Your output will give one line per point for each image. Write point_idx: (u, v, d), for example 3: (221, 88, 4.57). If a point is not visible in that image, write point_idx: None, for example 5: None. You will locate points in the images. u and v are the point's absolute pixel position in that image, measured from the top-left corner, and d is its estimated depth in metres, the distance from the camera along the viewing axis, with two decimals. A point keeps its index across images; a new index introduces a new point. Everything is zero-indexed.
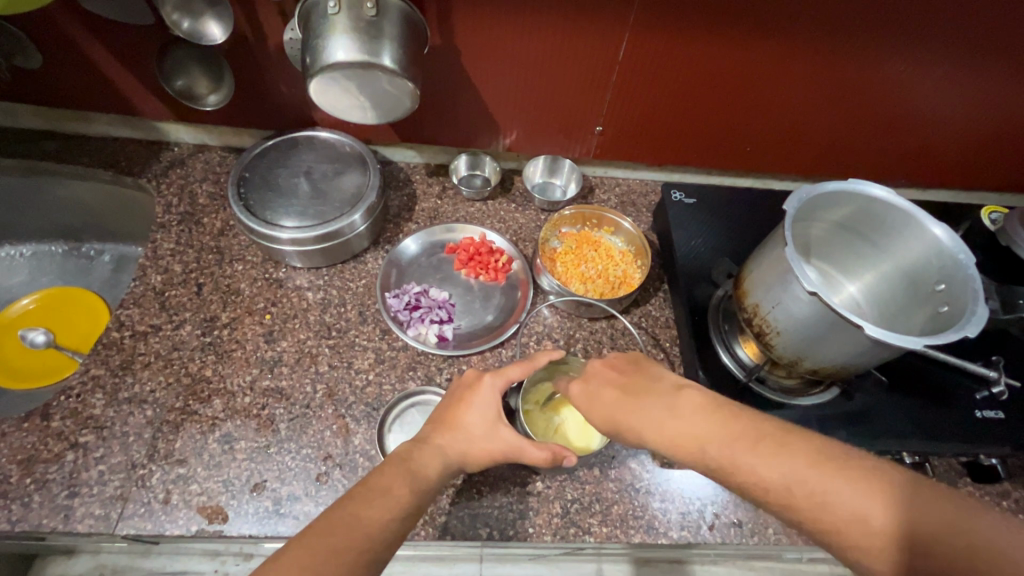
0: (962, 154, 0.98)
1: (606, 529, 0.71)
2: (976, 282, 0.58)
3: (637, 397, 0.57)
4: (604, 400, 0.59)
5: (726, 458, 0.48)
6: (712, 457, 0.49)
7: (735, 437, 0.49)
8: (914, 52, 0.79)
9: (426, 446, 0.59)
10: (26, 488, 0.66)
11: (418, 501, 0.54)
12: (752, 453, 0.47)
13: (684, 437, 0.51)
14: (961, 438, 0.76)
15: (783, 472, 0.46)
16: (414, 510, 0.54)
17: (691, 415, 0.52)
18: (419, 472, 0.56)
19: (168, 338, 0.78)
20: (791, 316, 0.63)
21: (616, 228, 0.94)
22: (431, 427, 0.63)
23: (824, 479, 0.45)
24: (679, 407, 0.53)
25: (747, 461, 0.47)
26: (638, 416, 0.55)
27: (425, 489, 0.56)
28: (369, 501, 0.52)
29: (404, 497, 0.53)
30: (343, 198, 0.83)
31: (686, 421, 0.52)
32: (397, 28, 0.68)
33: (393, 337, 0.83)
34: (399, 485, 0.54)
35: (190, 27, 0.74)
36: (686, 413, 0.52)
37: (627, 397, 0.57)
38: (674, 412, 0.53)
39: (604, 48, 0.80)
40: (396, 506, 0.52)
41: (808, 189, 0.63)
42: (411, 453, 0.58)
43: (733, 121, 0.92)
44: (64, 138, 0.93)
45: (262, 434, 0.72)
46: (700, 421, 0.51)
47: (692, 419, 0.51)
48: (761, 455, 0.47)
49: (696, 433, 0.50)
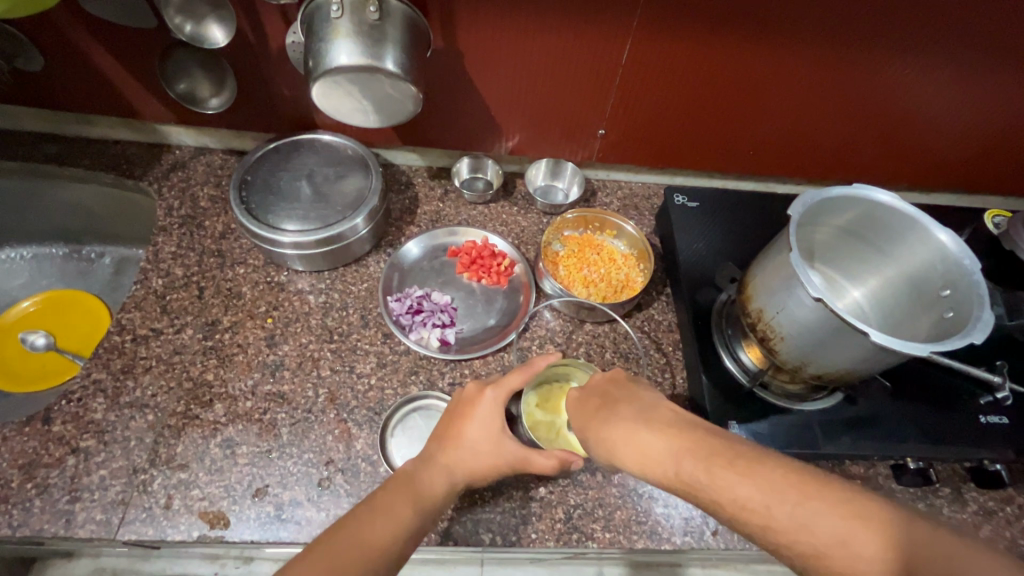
0: (966, 158, 0.98)
1: (609, 534, 0.70)
2: (982, 288, 0.58)
3: (605, 412, 0.57)
4: (586, 412, 0.60)
5: (680, 479, 0.47)
6: (666, 475, 0.48)
7: (687, 455, 0.47)
8: (917, 55, 0.78)
9: (431, 465, 0.60)
10: (27, 493, 0.66)
11: (423, 521, 0.55)
12: (723, 482, 0.44)
13: (639, 457, 0.50)
14: (965, 444, 0.76)
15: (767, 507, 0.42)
16: (417, 530, 0.54)
17: (647, 432, 0.51)
18: (424, 489, 0.57)
19: (170, 342, 0.78)
20: (795, 321, 0.62)
21: (618, 232, 0.94)
22: (436, 443, 0.63)
23: (809, 514, 0.41)
24: (638, 423, 0.53)
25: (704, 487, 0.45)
26: (604, 433, 0.55)
27: (430, 508, 0.56)
28: (373, 521, 0.52)
29: (408, 519, 0.54)
30: (345, 201, 0.83)
31: (641, 439, 0.51)
32: (400, 32, 0.68)
33: (395, 341, 0.82)
34: (402, 503, 0.54)
35: (193, 31, 0.75)
36: (644, 430, 0.52)
37: (597, 412, 0.58)
38: (631, 429, 0.53)
39: (608, 52, 0.79)
40: (400, 524, 0.53)
41: (814, 194, 0.63)
42: (418, 472, 0.58)
43: (736, 124, 0.92)
44: (65, 141, 0.93)
45: (265, 438, 0.72)
46: (650, 439, 0.50)
47: (648, 437, 0.51)
48: (729, 484, 0.44)
49: (649, 451, 0.50)
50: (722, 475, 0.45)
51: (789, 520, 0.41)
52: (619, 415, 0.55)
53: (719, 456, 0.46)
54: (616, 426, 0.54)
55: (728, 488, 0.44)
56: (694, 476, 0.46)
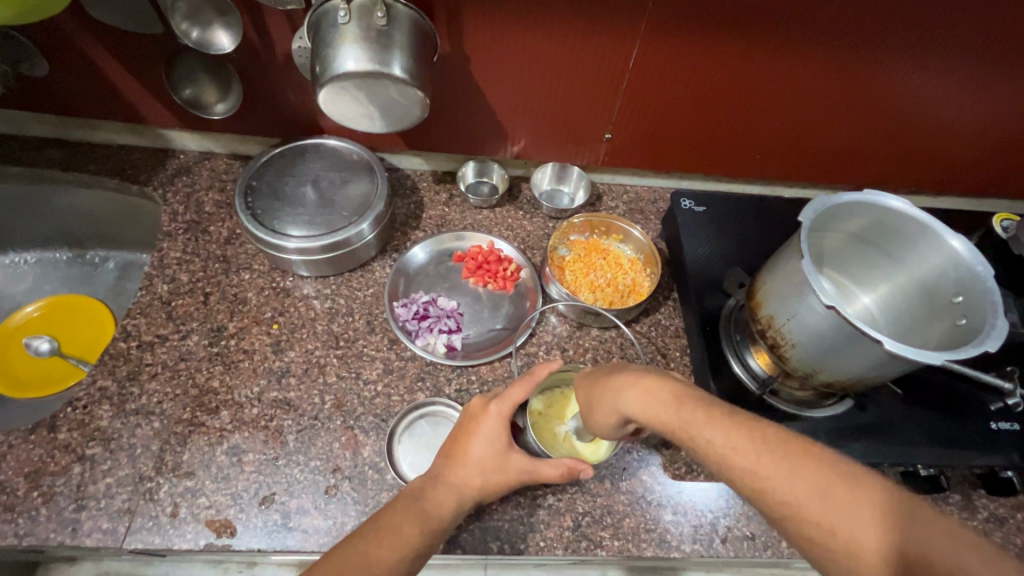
0: (975, 162, 0.97)
1: (617, 542, 0.70)
2: (996, 294, 0.57)
3: (609, 374, 0.60)
4: (592, 380, 0.62)
5: (680, 423, 0.49)
6: (668, 423, 0.50)
7: (688, 401, 0.50)
8: (926, 57, 0.78)
9: (440, 484, 0.60)
10: (34, 501, 0.66)
11: (430, 541, 0.56)
12: (722, 431, 0.47)
13: (642, 402, 0.53)
14: (977, 451, 0.75)
15: (764, 469, 0.44)
16: (423, 553, 0.56)
17: (650, 380, 0.54)
18: (431, 511, 0.58)
19: (175, 349, 0.78)
20: (806, 328, 0.62)
21: (625, 236, 0.93)
22: (443, 460, 0.63)
23: (791, 473, 0.43)
24: (642, 374, 0.56)
25: (705, 430, 0.47)
26: (610, 389, 0.57)
27: (438, 529, 0.57)
28: (380, 541, 0.54)
29: (415, 537, 0.55)
30: (351, 206, 0.83)
31: (645, 385, 0.54)
32: (407, 37, 0.68)
33: (402, 347, 0.82)
34: (410, 525, 0.56)
35: (200, 37, 0.74)
36: (648, 378, 0.55)
37: (601, 377, 0.61)
38: (636, 378, 0.55)
39: (615, 56, 0.79)
40: (406, 545, 0.54)
41: (825, 200, 0.63)
42: (425, 492, 0.60)
43: (743, 129, 0.91)
44: (70, 146, 0.92)
45: (271, 445, 0.72)
46: (655, 383, 0.53)
47: (650, 384, 0.54)
48: (728, 432, 0.46)
49: (652, 397, 0.53)
50: (721, 420, 0.47)
51: (784, 487, 0.43)
52: (624, 372, 0.58)
53: (720, 406, 0.49)
54: (620, 380, 0.57)
55: (728, 437, 0.46)
56: (696, 417, 0.49)
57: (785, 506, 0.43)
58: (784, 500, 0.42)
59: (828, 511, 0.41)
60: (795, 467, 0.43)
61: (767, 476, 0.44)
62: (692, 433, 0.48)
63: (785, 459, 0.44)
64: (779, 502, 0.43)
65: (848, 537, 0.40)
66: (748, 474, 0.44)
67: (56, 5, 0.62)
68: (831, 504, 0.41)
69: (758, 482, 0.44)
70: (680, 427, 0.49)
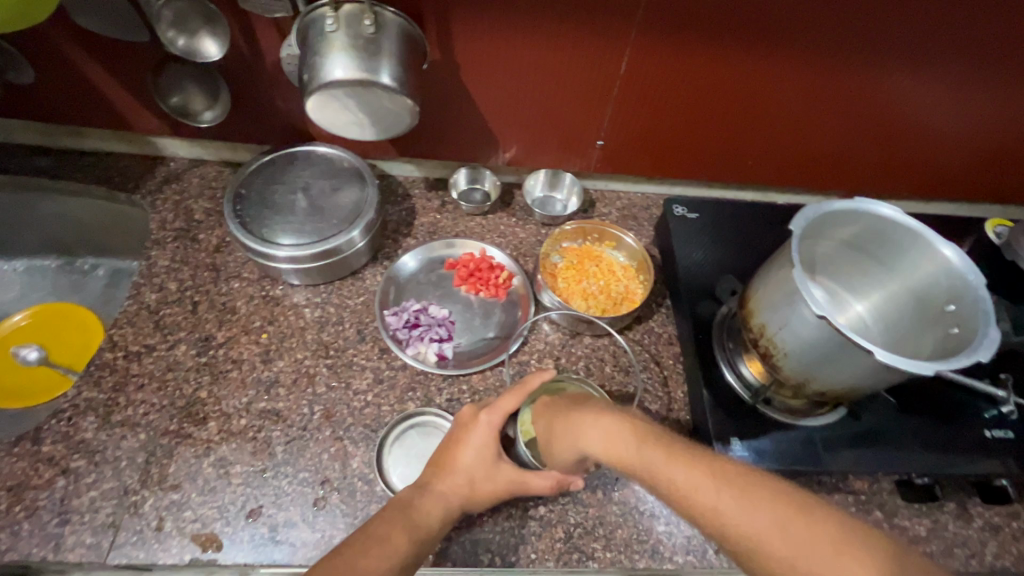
0: (968, 167, 0.97)
1: (610, 553, 0.69)
2: (988, 303, 0.57)
3: (571, 409, 0.61)
4: (555, 414, 0.64)
5: (639, 462, 0.49)
6: (630, 461, 0.51)
7: (650, 439, 0.51)
8: (917, 62, 0.78)
9: (427, 494, 0.60)
10: (16, 516, 0.65)
11: (416, 553, 0.56)
12: (682, 467, 0.47)
13: (603, 442, 0.53)
14: (972, 460, 0.75)
15: (722, 504, 0.43)
16: (411, 562, 0.55)
17: (611, 418, 0.55)
18: (418, 520, 0.57)
19: (162, 359, 0.77)
20: (798, 337, 0.61)
21: (618, 243, 0.93)
22: (431, 470, 0.63)
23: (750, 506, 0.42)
24: (603, 411, 0.57)
25: (666, 467, 0.47)
26: (571, 426, 0.58)
27: (425, 538, 0.57)
28: (367, 549, 0.53)
29: (403, 547, 0.54)
30: (341, 214, 0.82)
31: (607, 422, 0.55)
32: (396, 44, 0.67)
33: (392, 356, 0.81)
34: (397, 533, 0.55)
35: (186, 44, 0.73)
36: (611, 415, 0.55)
37: (564, 412, 0.62)
38: (596, 415, 0.56)
39: (606, 62, 0.79)
40: (394, 555, 0.53)
41: (816, 208, 0.62)
42: (413, 501, 0.59)
43: (735, 135, 0.91)
44: (57, 153, 0.92)
45: (259, 457, 0.71)
46: (617, 422, 0.54)
47: (611, 422, 0.54)
48: (687, 469, 0.46)
49: (615, 436, 0.53)
50: (682, 458, 0.48)
51: (744, 522, 0.42)
52: (586, 408, 0.59)
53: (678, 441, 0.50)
54: (582, 415, 0.58)
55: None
56: (657, 456, 0.49)
57: (749, 541, 0.41)
58: (748, 535, 0.41)
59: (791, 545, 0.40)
60: (756, 499, 0.43)
61: (727, 512, 0.43)
62: (652, 469, 0.48)
63: (741, 492, 0.43)
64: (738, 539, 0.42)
65: (814, 575, 0.39)
66: (710, 511, 0.44)
67: (41, 13, 0.62)
68: (794, 537, 0.40)
69: (718, 518, 0.43)
70: (641, 465, 0.49)
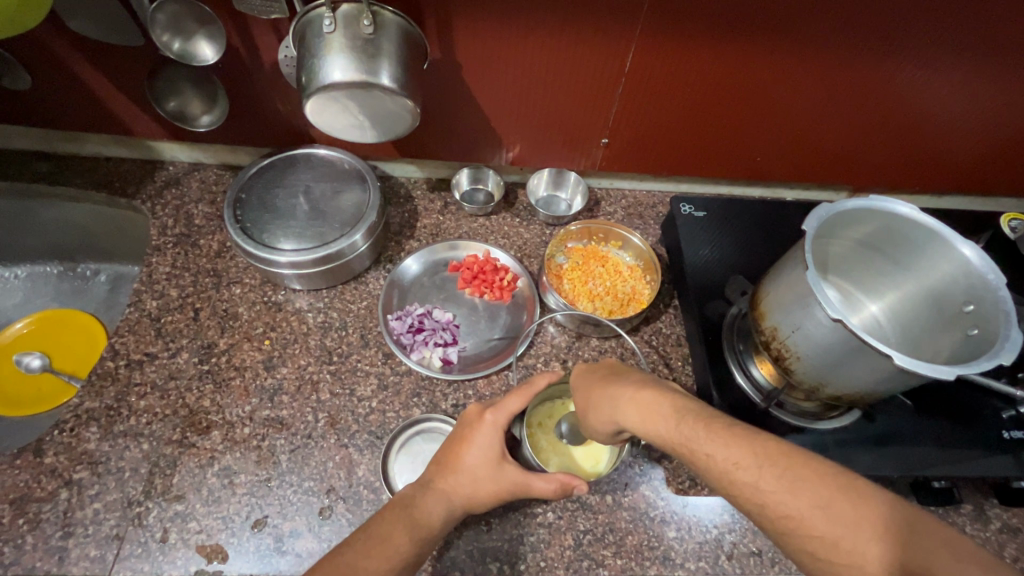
0: (982, 160, 0.95)
1: (620, 561, 0.68)
2: (1009, 305, 0.55)
3: (606, 381, 0.59)
4: (587, 383, 0.62)
5: (679, 438, 0.48)
6: (667, 436, 0.49)
7: (689, 414, 0.49)
8: (930, 54, 0.75)
9: (430, 492, 0.59)
10: (20, 529, 0.64)
11: (419, 550, 0.55)
12: (723, 443, 0.45)
13: (639, 417, 0.52)
14: (994, 462, 0.73)
15: (764, 484, 0.43)
16: (413, 559, 0.55)
17: (648, 393, 0.53)
18: (422, 519, 0.57)
19: (165, 367, 0.76)
20: (813, 341, 0.60)
21: (624, 242, 0.91)
22: (436, 467, 0.62)
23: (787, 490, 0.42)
24: (641, 386, 0.55)
25: (706, 444, 0.46)
26: (608, 400, 0.56)
27: (427, 538, 0.56)
28: (369, 551, 0.53)
29: (405, 547, 0.54)
30: (342, 218, 0.81)
31: (646, 396, 0.53)
32: (396, 45, 0.66)
33: (396, 361, 0.80)
34: (400, 532, 0.55)
35: (182, 48, 0.72)
36: (648, 389, 0.53)
37: (600, 383, 0.60)
38: (636, 389, 0.54)
39: (611, 59, 0.77)
40: (396, 555, 0.53)
41: (830, 207, 0.61)
42: (414, 498, 0.59)
43: (744, 130, 0.89)
44: (56, 159, 0.91)
45: (263, 466, 0.70)
46: (654, 395, 0.52)
47: (647, 397, 0.53)
48: (728, 446, 0.45)
49: (651, 412, 0.51)
50: (722, 435, 0.46)
51: (783, 501, 0.42)
52: (624, 382, 0.57)
53: (719, 418, 0.48)
54: (620, 388, 0.56)
55: (721, 455, 0.45)
56: (695, 432, 0.47)
57: (786, 520, 0.41)
58: (787, 514, 0.41)
59: (826, 529, 0.40)
60: (794, 486, 0.42)
61: (767, 491, 0.42)
62: (692, 447, 0.47)
63: (780, 474, 0.43)
64: (780, 516, 0.42)
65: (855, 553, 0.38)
66: (748, 488, 0.43)
67: (30, 20, 0.60)
68: (828, 527, 0.40)
69: (758, 497, 0.43)
70: (679, 442, 0.48)
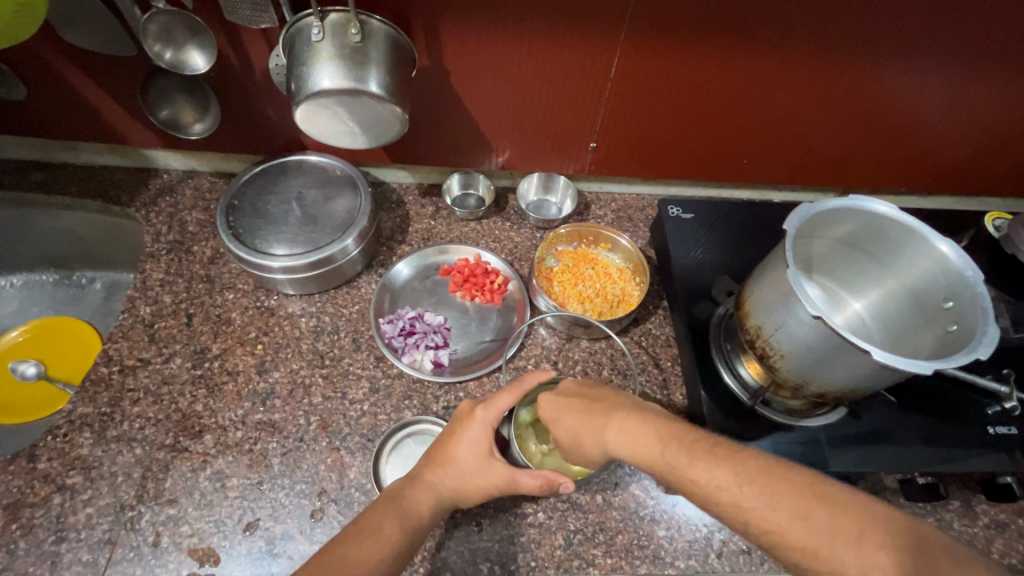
0: (964, 161, 0.96)
1: (610, 560, 0.68)
2: (986, 300, 0.56)
3: (591, 406, 0.60)
4: (571, 403, 0.62)
5: (665, 466, 0.49)
6: (653, 462, 0.50)
7: (673, 438, 0.50)
8: (909, 59, 0.77)
9: (419, 484, 0.60)
10: (12, 535, 0.65)
11: (409, 541, 0.56)
12: None
13: (628, 442, 0.53)
14: (978, 457, 0.73)
15: None
16: (403, 555, 0.55)
17: (635, 419, 0.54)
18: (412, 512, 0.58)
19: (158, 372, 0.76)
20: (794, 338, 0.61)
21: (613, 245, 0.92)
22: (425, 461, 0.63)
23: None
24: (629, 410, 0.56)
25: (689, 468, 0.47)
26: (597, 421, 0.57)
27: (416, 534, 0.57)
28: (359, 543, 0.53)
29: (395, 538, 0.55)
30: (334, 222, 0.82)
31: (634, 423, 0.54)
32: (384, 52, 0.67)
33: (388, 364, 0.81)
34: (389, 524, 0.56)
35: (173, 57, 0.73)
36: (635, 416, 0.55)
37: (578, 406, 0.61)
38: (625, 415, 0.55)
39: (596, 65, 0.78)
40: (386, 550, 0.54)
41: (810, 207, 0.62)
42: (404, 492, 0.59)
43: (729, 133, 0.91)
44: (52, 168, 0.92)
45: (255, 470, 0.71)
46: (640, 423, 0.53)
47: (635, 424, 0.54)
48: (710, 469, 0.46)
49: (639, 438, 0.52)
50: (703, 456, 0.48)
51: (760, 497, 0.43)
52: (613, 404, 0.58)
53: (701, 441, 0.49)
54: (609, 414, 0.56)
55: None
56: (679, 458, 0.48)
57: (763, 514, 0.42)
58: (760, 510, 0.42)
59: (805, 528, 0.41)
60: None
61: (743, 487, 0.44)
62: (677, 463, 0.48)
63: None
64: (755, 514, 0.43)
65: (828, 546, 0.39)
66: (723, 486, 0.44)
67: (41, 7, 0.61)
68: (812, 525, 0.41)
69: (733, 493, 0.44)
70: (665, 468, 0.49)
